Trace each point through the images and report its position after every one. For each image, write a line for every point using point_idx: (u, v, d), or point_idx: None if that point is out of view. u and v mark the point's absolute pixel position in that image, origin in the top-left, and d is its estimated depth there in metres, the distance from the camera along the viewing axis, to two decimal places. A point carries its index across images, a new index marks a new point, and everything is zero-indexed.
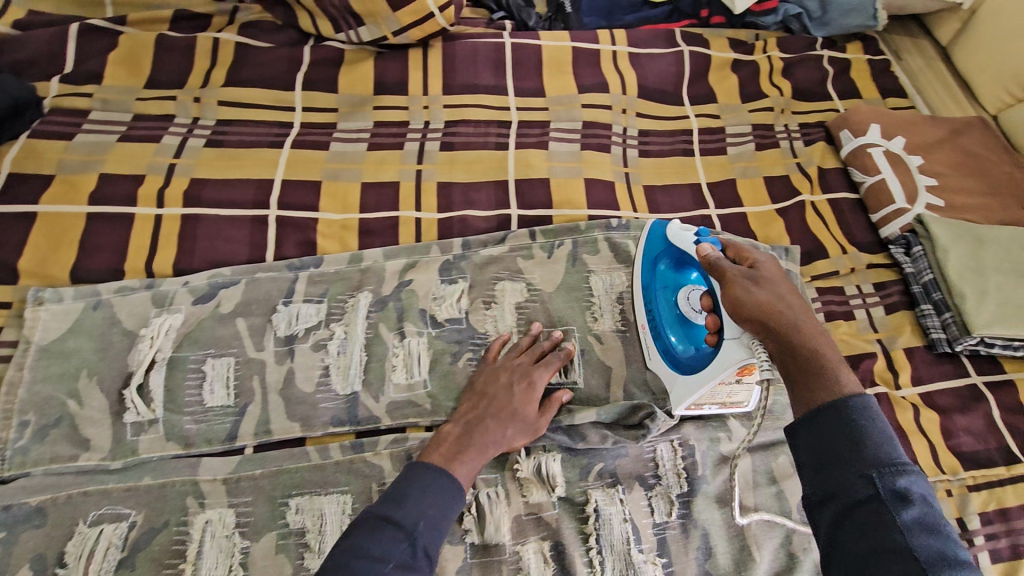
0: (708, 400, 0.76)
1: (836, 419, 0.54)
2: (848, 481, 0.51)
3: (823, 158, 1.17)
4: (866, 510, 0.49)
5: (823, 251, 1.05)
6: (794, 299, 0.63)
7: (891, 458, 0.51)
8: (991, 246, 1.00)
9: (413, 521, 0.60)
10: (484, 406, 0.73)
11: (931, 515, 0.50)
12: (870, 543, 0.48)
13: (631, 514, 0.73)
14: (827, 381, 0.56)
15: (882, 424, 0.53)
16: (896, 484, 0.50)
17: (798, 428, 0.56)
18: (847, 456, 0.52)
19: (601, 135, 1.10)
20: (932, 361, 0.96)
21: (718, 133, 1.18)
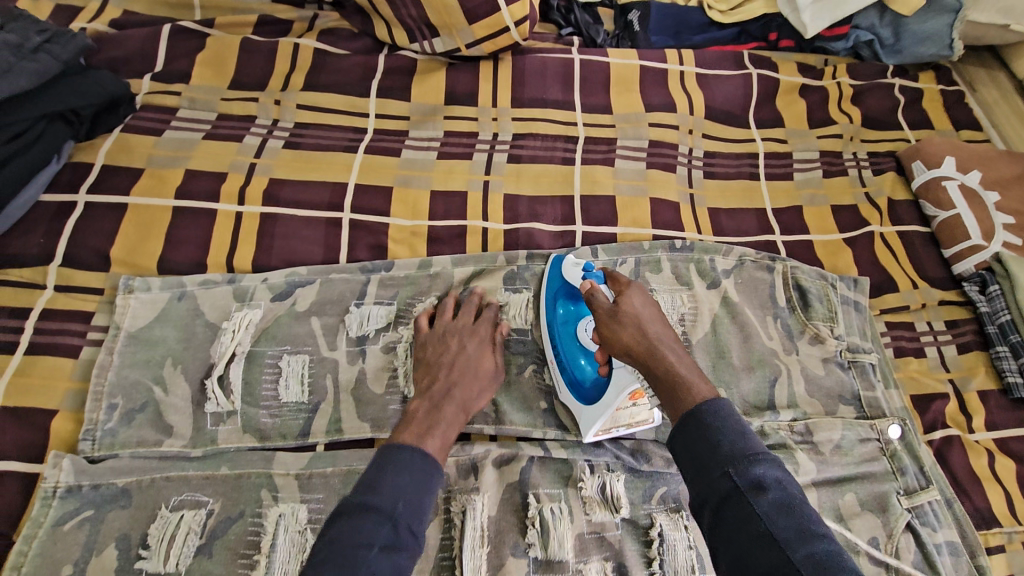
0: (613, 424, 0.74)
1: (695, 423, 0.59)
2: (713, 481, 0.55)
3: (894, 189, 1.14)
4: (731, 506, 0.53)
5: (892, 285, 1.02)
6: (656, 326, 0.69)
7: (746, 451, 0.56)
8: None
9: (390, 505, 0.56)
10: (445, 368, 0.74)
11: (790, 497, 0.54)
12: (741, 538, 0.52)
13: (695, 541, 0.72)
14: (686, 396, 0.62)
15: (733, 419, 0.58)
16: (752, 474, 0.54)
17: (671, 437, 0.60)
18: (710, 457, 0.56)
19: (667, 155, 1.10)
20: (1007, 406, 0.92)
21: (785, 158, 1.17)
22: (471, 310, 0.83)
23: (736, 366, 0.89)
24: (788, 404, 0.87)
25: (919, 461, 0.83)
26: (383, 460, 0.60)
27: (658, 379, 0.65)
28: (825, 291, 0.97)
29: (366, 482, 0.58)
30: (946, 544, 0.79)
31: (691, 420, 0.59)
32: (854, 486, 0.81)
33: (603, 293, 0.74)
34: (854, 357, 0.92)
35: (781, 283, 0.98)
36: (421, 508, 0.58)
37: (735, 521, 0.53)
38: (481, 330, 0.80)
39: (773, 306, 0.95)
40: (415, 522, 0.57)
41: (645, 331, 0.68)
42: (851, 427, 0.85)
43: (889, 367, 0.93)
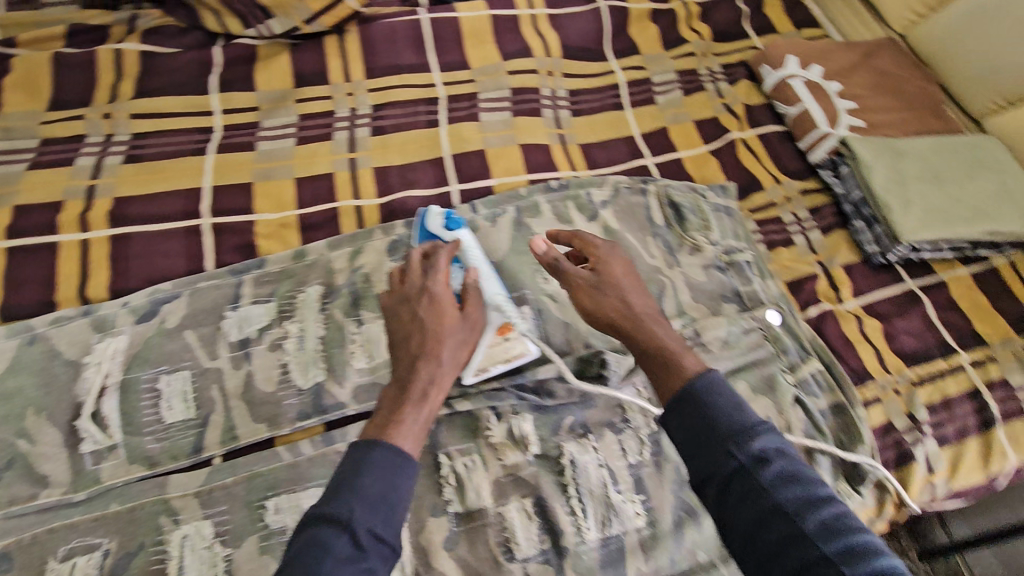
0: (490, 361, 0.76)
1: (690, 403, 0.58)
2: (716, 460, 0.55)
3: (749, 96, 1.22)
4: (739, 483, 0.53)
5: (757, 185, 1.09)
6: (638, 295, 0.70)
7: (744, 425, 0.56)
8: (910, 158, 1.04)
9: (348, 510, 0.52)
10: (405, 343, 0.66)
11: (795, 466, 0.54)
12: (750, 509, 0.52)
13: (605, 459, 0.76)
14: (674, 368, 0.62)
15: (726, 392, 0.58)
16: (754, 449, 0.54)
17: (664, 417, 0.60)
18: (709, 436, 0.56)
19: (531, 100, 1.10)
20: (869, 273, 1.01)
21: (645, 84, 1.20)
22: (416, 261, 0.73)
23: None
24: (677, 313, 0.91)
25: (798, 340, 0.91)
26: (352, 465, 0.55)
27: (639, 345, 0.67)
28: (696, 203, 1.03)
29: (330, 488, 0.54)
30: (829, 407, 0.86)
31: (688, 397, 0.58)
32: (745, 374, 0.87)
33: (568, 263, 0.74)
34: (730, 258, 0.98)
35: (656, 203, 1.02)
36: (388, 508, 0.54)
37: (741, 496, 0.52)
38: (436, 282, 0.69)
39: (652, 226, 0.99)
40: (382, 523, 0.53)
41: (627, 301, 0.69)
42: (734, 322, 0.90)
43: (764, 261, 1.00)
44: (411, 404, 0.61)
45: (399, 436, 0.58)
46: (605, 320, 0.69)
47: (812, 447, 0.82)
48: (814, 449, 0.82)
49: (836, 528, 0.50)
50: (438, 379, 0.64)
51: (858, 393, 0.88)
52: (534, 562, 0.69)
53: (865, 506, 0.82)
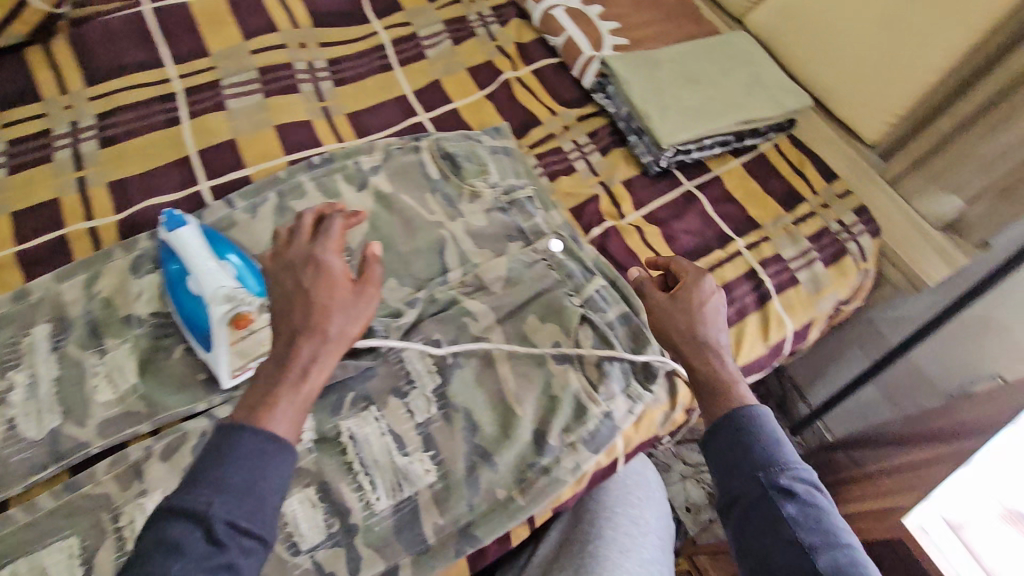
0: (242, 359, 0.73)
1: (730, 427, 0.65)
2: (748, 484, 0.61)
3: (521, 34, 1.21)
4: (763, 509, 0.59)
5: (535, 119, 1.09)
6: (711, 324, 0.76)
7: (780, 458, 0.62)
8: (664, 66, 1.08)
9: (205, 503, 0.53)
10: (286, 315, 0.65)
11: (818, 510, 0.59)
12: (764, 537, 0.58)
13: (389, 425, 0.74)
14: (724, 397, 0.69)
15: (772, 429, 0.65)
16: (781, 481, 0.60)
17: (706, 435, 0.67)
18: (745, 460, 0.62)
19: (284, 76, 1.03)
20: (649, 183, 1.05)
21: (412, 39, 1.15)
22: (309, 228, 0.74)
23: (403, 252, 0.88)
24: (459, 263, 0.89)
25: (581, 261, 0.92)
26: (217, 456, 0.55)
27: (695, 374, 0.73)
28: (471, 149, 1.01)
29: (191, 476, 0.55)
30: (618, 318, 0.88)
31: (731, 423, 0.65)
32: (533, 306, 0.87)
33: (652, 286, 0.81)
34: (511, 197, 0.97)
35: (430, 158, 0.99)
36: (256, 498, 0.54)
37: (760, 523, 0.59)
38: (327, 249, 0.70)
39: (428, 182, 0.96)
40: (247, 509, 0.53)
41: (694, 328, 0.75)
42: (515, 258, 0.90)
43: (546, 193, 1.00)
44: (288, 385, 0.61)
45: (273, 417, 0.59)
46: (673, 343, 0.76)
47: (601, 361, 0.83)
48: (603, 362, 0.83)
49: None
50: (318, 359, 0.63)
51: None
52: (323, 548, 0.67)
53: (660, 403, 0.84)
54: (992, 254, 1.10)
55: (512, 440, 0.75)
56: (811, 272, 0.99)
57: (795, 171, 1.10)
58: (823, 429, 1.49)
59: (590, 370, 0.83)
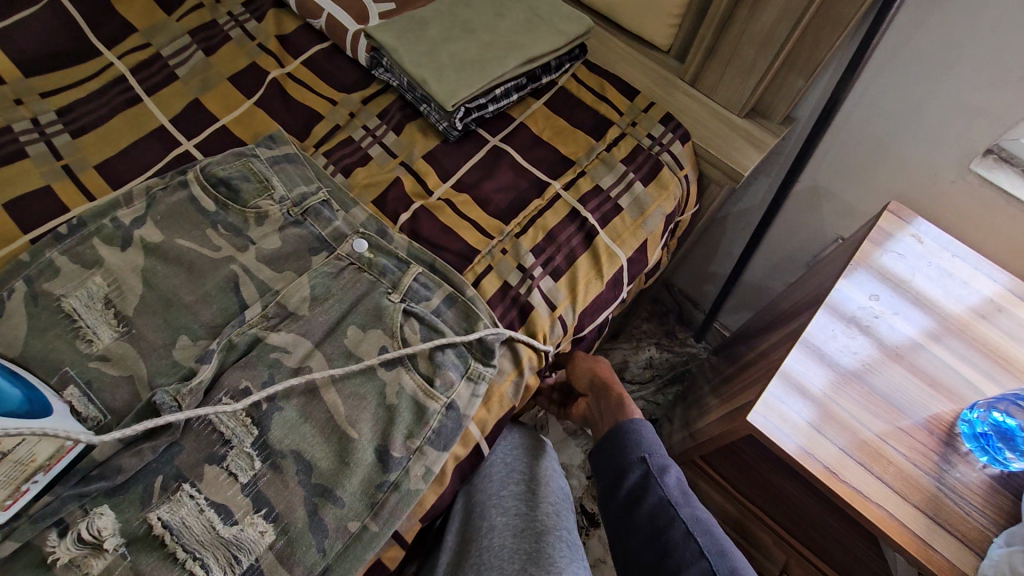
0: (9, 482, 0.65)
1: (622, 427, 0.91)
2: (633, 464, 0.87)
3: (282, 25, 1.09)
4: (641, 482, 0.85)
5: (315, 115, 1.00)
6: (612, 381, 0.98)
7: (655, 445, 0.89)
8: (434, 24, 1.01)
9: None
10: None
11: (685, 487, 0.86)
12: (637, 504, 0.83)
13: (209, 498, 0.66)
14: (624, 408, 0.94)
15: (650, 429, 0.92)
16: (659, 462, 0.87)
17: (603, 436, 0.92)
18: (632, 448, 0.88)
19: (4, 144, 0.89)
20: (453, 150, 0.98)
21: (155, 60, 1.02)
22: None
23: (189, 304, 0.79)
24: (258, 295, 0.81)
25: (392, 254, 0.86)
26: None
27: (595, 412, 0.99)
28: (246, 167, 0.90)
29: None
30: (443, 302, 0.83)
31: (617, 428, 0.91)
32: (350, 317, 0.80)
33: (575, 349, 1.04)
34: (302, 207, 0.88)
35: (201, 190, 0.88)
36: None
37: (637, 490, 0.85)
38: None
39: (206, 217, 0.86)
40: None
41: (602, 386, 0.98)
42: (319, 273, 0.83)
43: (343, 191, 0.92)
44: None
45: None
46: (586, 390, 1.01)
47: (432, 353, 0.78)
48: (435, 354, 0.78)
49: (699, 524, 0.80)
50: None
51: (470, 274, 0.86)
52: None
53: (507, 374, 0.81)
54: (799, 126, 1.11)
55: (353, 467, 0.70)
56: (633, 194, 0.97)
57: (598, 96, 1.06)
58: (721, 326, 1.55)
59: (424, 366, 0.78)
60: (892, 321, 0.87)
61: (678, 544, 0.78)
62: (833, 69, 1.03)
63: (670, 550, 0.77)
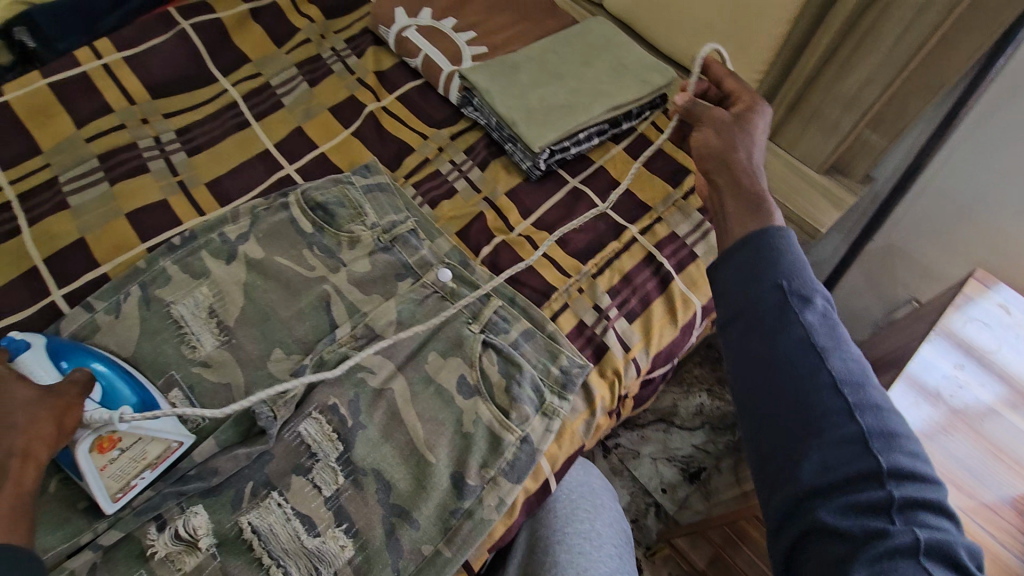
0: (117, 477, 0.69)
1: (760, 245, 0.60)
2: (764, 289, 0.57)
3: (379, 62, 1.17)
4: (769, 317, 0.56)
5: (407, 148, 1.06)
6: (750, 146, 0.76)
7: (802, 269, 0.57)
8: (524, 68, 1.06)
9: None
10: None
11: (835, 322, 0.55)
12: (764, 348, 0.55)
13: (295, 508, 0.70)
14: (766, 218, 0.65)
15: (795, 248, 0.59)
16: (803, 291, 0.56)
17: (727, 254, 0.62)
18: (766, 273, 0.58)
19: (129, 158, 0.97)
20: (534, 188, 1.02)
21: (265, 89, 1.10)
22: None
23: (284, 319, 0.84)
24: (347, 315, 0.86)
25: (474, 285, 0.89)
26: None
27: (717, 173, 0.75)
28: (342, 194, 0.96)
29: None
30: (520, 335, 0.85)
31: (763, 236, 0.60)
32: (432, 344, 0.83)
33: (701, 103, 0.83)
34: (392, 234, 0.93)
35: (300, 212, 0.94)
36: None
37: (769, 324, 0.55)
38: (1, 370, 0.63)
39: (303, 237, 0.92)
40: None
41: (741, 149, 0.75)
42: (404, 299, 0.87)
43: (429, 221, 0.97)
44: None
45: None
46: (704, 157, 0.77)
47: (510, 386, 0.79)
48: (512, 387, 0.79)
49: (851, 375, 0.52)
50: (26, 447, 0.57)
51: (547, 310, 0.89)
52: None
53: (579, 413, 0.83)
54: (877, 185, 1.11)
55: (430, 492, 0.72)
56: (708, 243, 0.99)
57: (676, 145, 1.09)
58: None
59: (501, 397, 0.80)
60: (977, 393, 0.85)
61: (818, 401, 0.51)
62: (917, 132, 1.03)
63: (800, 411, 0.51)
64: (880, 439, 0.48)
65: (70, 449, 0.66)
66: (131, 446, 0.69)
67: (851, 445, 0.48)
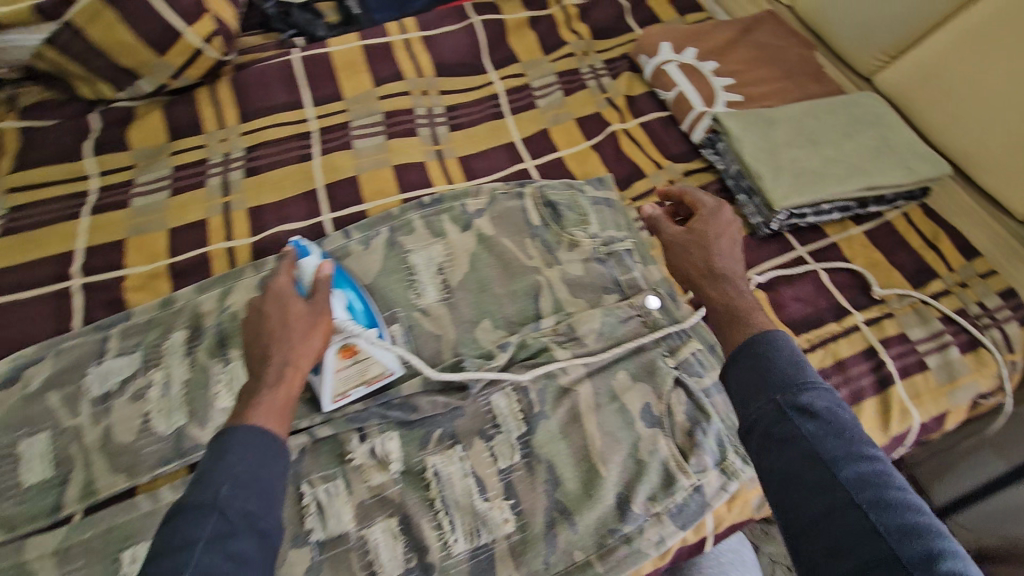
0: (347, 385, 0.76)
1: (749, 355, 0.61)
2: (764, 403, 0.57)
3: (631, 87, 1.22)
4: (777, 435, 0.55)
5: (639, 172, 1.09)
6: (725, 253, 0.75)
7: (797, 377, 0.58)
8: (782, 125, 1.04)
9: (213, 494, 0.55)
10: (259, 337, 0.70)
11: (840, 422, 0.55)
12: (784, 470, 0.54)
13: (473, 467, 0.74)
14: (745, 325, 0.66)
15: (789, 349, 0.60)
16: (800, 401, 0.56)
17: (726, 365, 0.63)
18: (766, 386, 0.58)
19: (405, 121, 1.12)
20: (758, 245, 0.99)
21: (525, 89, 1.21)
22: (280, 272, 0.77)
23: (498, 295, 0.91)
24: (553, 310, 0.90)
25: (678, 320, 0.89)
26: (215, 452, 0.59)
27: (711, 295, 0.72)
28: (573, 199, 1.02)
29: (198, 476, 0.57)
30: (714, 385, 0.83)
31: (755, 342, 0.62)
32: (624, 363, 0.84)
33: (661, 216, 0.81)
34: (609, 249, 0.96)
35: (533, 205, 1.01)
36: (259, 484, 0.58)
37: (779, 441, 0.55)
38: (279, 282, 0.74)
39: (528, 228, 0.99)
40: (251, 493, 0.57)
41: (711, 259, 0.75)
42: (610, 312, 0.89)
43: (646, 247, 0.99)
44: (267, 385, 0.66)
45: (257, 415, 0.63)
46: (694, 281, 0.75)
47: (694, 431, 0.78)
48: (696, 433, 0.78)
49: (867, 483, 0.51)
50: (296, 360, 0.68)
51: None
52: None
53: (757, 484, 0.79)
54: None
55: (595, 502, 0.73)
56: (944, 357, 0.89)
57: (927, 244, 1.00)
58: None
59: (682, 438, 0.78)
60: None
61: (848, 520, 0.49)
62: None
63: (829, 531, 0.50)
64: (920, 559, 0.46)
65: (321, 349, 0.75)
66: (365, 361, 0.76)
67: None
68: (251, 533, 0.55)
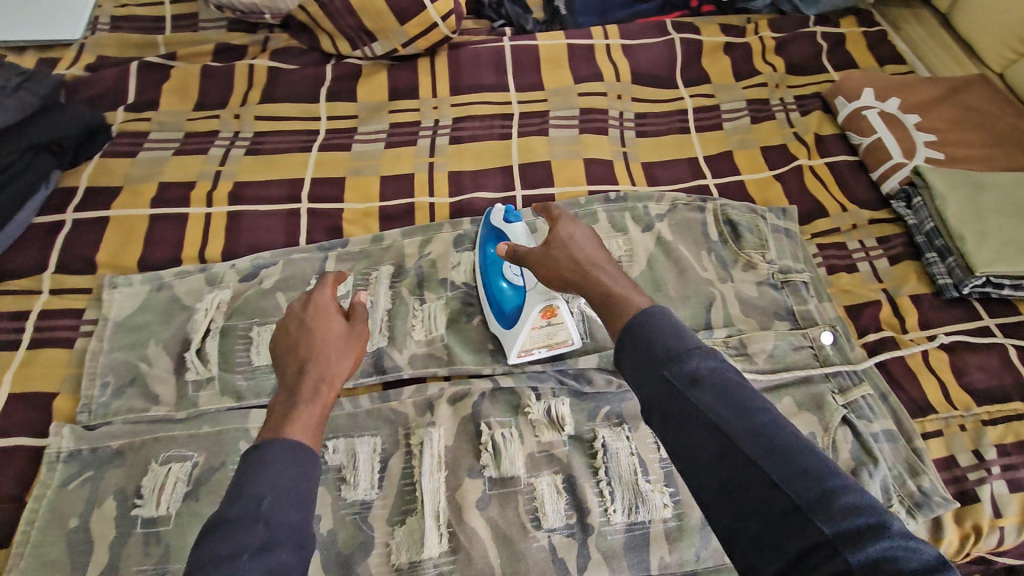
0: (533, 344, 0.82)
1: (631, 339, 0.56)
2: (651, 384, 0.52)
3: (820, 126, 1.21)
4: (674, 411, 0.51)
5: (822, 211, 1.09)
6: (588, 247, 0.69)
7: (681, 347, 0.53)
8: (990, 190, 1.01)
9: (255, 505, 0.50)
10: (297, 351, 0.65)
11: (727, 382, 0.51)
12: (687, 444, 0.50)
13: (638, 449, 0.78)
14: (620, 312, 0.59)
15: (669, 319, 0.56)
16: (685, 369, 0.52)
17: (616, 352, 0.57)
18: (653, 364, 0.53)
19: (598, 119, 1.18)
20: (942, 306, 0.97)
21: (713, 110, 1.24)
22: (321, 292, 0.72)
23: (670, 297, 0.95)
24: (724, 324, 0.93)
25: (851, 362, 0.90)
26: (249, 464, 0.53)
27: (593, 281, 0.65)
28: (754, 223, 1.03)
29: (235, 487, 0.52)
30: (882, 432, 0.84)
31: (638, 322, 0.56)
32: (792, 391, 0.87)
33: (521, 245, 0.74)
34: (787, 277, 0.97)
35: (714, 220, 1.03)
36: (299, 499, 0.52)
37: (675, 416, 0.51)
38: (322, 296, 0.71)
39: (707, 241, 1.01)
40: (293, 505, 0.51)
41: (576, 254, 0.68)
42: (784, 337, 0.91)
43: (822, 283, 0.99)
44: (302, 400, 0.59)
45: (296, 429, 0.56)
46: (567, 279, 0.68)
47: (860, 471, 0.80)
48: (861, 473, 0.80)
49: (765, 441, 0.47)
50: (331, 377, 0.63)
51: (917, 425, 0.86)
52: (560, 534, 0.73)
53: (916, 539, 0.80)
54: None
55: None
56: None
57: None
58: None
59: None
60: None
61: (749, 480, 0.46)
62: None
63: (740, 499, 0.46)
64: (818, 501, 0.43)
65: (524, 308, 0.80)
66: (558, 324, 0.81)
67: (800, 530, 0.43)
68: (293, 545, 0.49)
